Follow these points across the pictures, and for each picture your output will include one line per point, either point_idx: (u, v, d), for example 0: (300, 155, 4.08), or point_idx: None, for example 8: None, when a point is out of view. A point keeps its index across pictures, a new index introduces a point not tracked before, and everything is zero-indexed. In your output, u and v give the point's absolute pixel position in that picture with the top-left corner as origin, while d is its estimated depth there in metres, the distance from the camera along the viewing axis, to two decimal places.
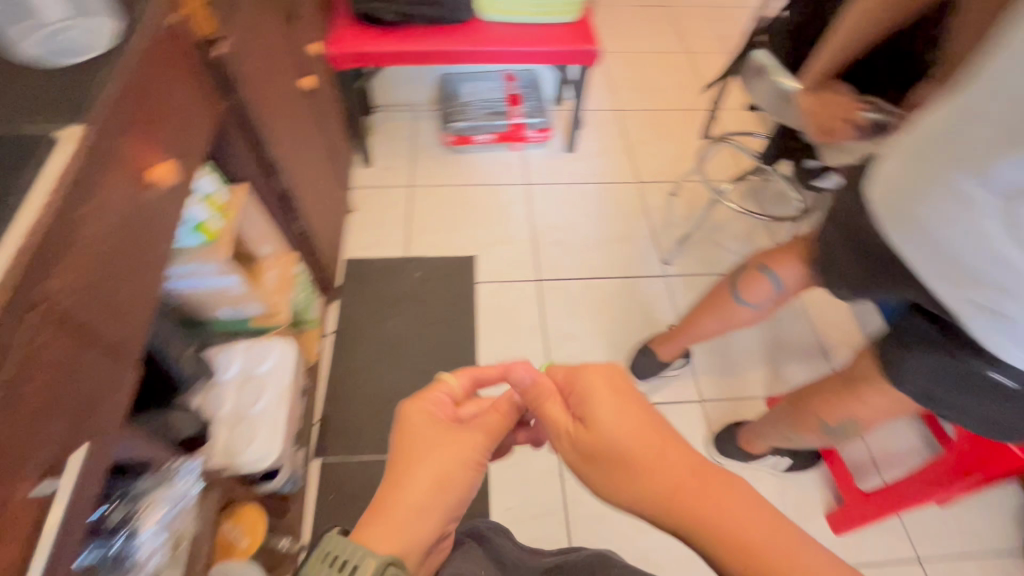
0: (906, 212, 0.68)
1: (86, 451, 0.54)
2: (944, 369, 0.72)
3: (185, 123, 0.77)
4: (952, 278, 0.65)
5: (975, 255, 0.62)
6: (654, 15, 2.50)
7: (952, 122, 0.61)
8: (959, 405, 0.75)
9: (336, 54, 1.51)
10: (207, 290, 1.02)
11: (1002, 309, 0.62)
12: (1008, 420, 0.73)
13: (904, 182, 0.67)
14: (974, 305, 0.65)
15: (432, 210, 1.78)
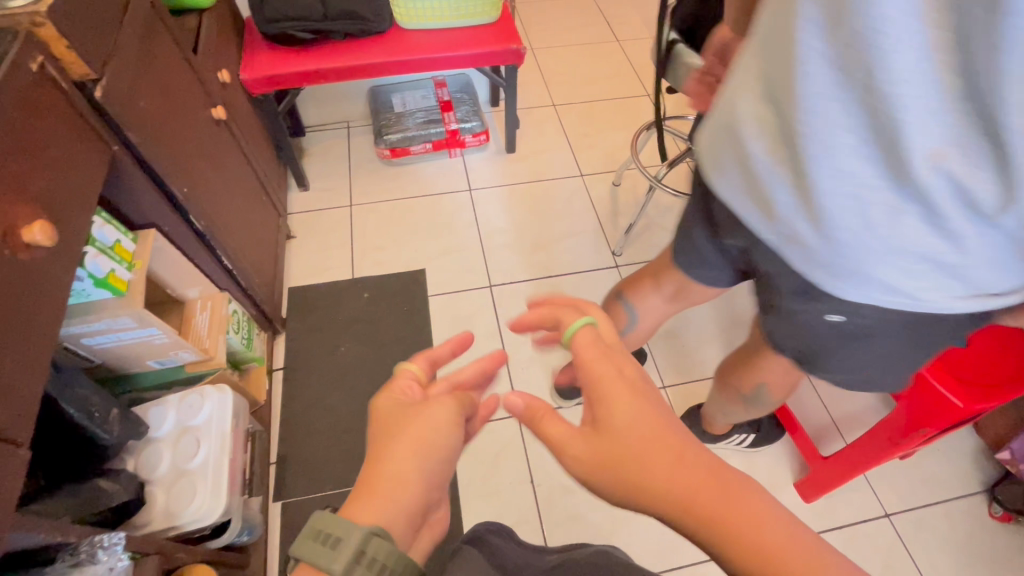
0: (717, 151, 0.67)
1: None
2: (794, 315, 0.72)
3: (66, 174, 0.70)
4: (762, 213, 0.63)
5: (768, 184, 0.60)
6: (582, 6, 2.51)
7: (759, 50, 0.58)
8: (821, 351, 0.74)
9: (251, 78, 1.46)
10: (127, 345, 0.95)
11: (802, 238, 0.60)
12: (872, 359, 0.72)
13: (722, 121, 0.64)
14: (785, 239, 0.62)
15: (376, 227, 1.73)
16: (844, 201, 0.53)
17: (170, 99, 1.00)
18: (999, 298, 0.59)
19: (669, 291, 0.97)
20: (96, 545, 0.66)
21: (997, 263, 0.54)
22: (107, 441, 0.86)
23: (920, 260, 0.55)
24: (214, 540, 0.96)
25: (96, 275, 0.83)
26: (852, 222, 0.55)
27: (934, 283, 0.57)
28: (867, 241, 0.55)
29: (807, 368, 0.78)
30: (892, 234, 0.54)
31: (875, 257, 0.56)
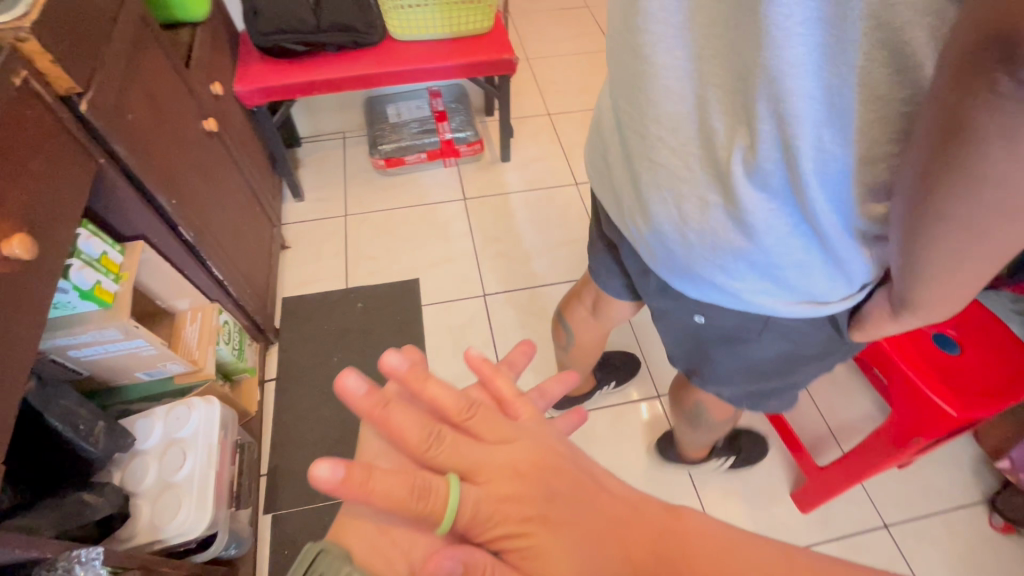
0: (595, 153, 0.74)
1: None
2: (672, 317, 0.76)
3: (50, 189, 0.70)
4: (621, 215, 0.70)
5: (619, 187, 0.67)
6: (576, 17, 2.53)
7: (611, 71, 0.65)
8: (714, 358, 0.76)
9: (244, 91, 1.47)
10: (115, 357, 0.95)
11: (647, 238, 0.66)
12: (765, 364, 0.73)
13: (598, 136, 0.72)
14: (638, 241, 0.68)
15: (370, 237, 1.73)
16: (662, 201, 0.59)
17: (159, 111, 1.01)
18: (832, 306, 0.62)
19: (591, 304, 1.00)
20: (73, 560, 0.65)
21: (809, 263, 0.57)
22: (92, 455, 0.86)
23: (736, 261, 0.59)
24: (200, 554, 0.95)
25: (81, 287, 0.83)
26: (675, 214, 0.59)
27: (763, 285, 0.61)
28: (688, 234, 0.60)
29: (698, 380, 0.81)
30: (705, 226, 0.58)
31: (698, 252, 0.61)
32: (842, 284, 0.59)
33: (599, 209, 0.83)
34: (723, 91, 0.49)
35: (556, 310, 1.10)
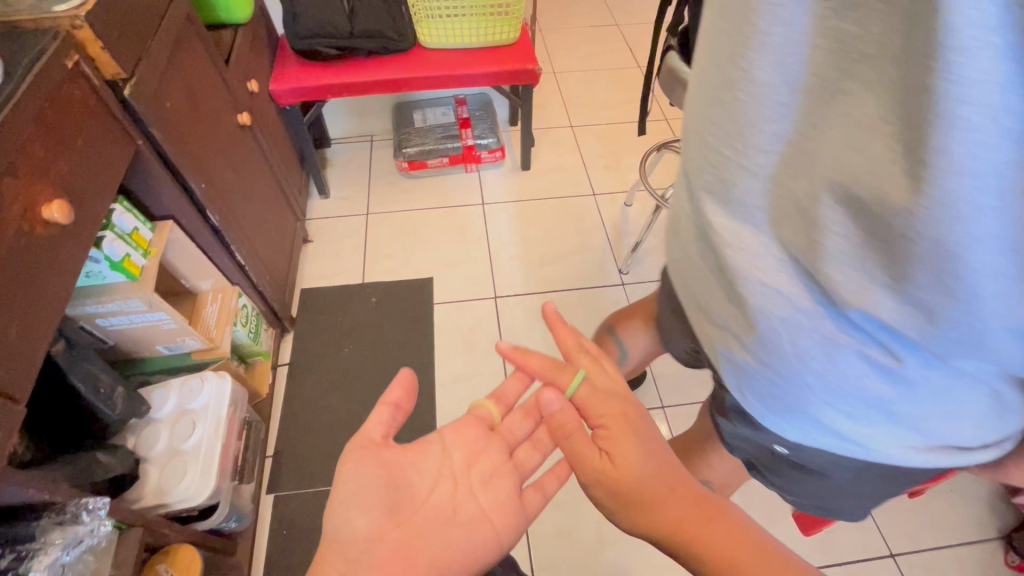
0: (673, 247, 0.67)
1: None
2: (745, 434, 0.68)
3: (89, 163, 0.77)
4: (708, 329, 0.61)
5: (712, 303, 0.59)
6: (605, 35, 2.58)
7: (693, 163, 0.55)
8: (783, 474, 0.69)
9: (278, 90, 1.55)
10: (138, 327, 1.01)
11: (743, 363, 0.58)
12: (853, 489, 0.65)
13: (677, 231, 0.63)
14: (727, 360, 0.60)
15: (389, 236, 1.79)
16: (778, 338, 0.51)
17: (194, 105, 1.07)
18: (971, 451, 0.55)
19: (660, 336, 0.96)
20: (82, 506, 0.68)
21: (943, 411, 0.50)
22: (110, 418, 0.90)
23: (858, 403, 0.52)
24: (200, 522, 0.98)
25: (111, 258, 0.89)
26: (787, 351, 0.52)
27: (880, 429, 0.54)
28: (806, 375, 0.52)
29: (760, 477, 0.74)
30: (830, 371, 0.50)
31: (817, 396, 0.53)
32: (974, 428, 0.52)
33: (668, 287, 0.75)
34: (876, 234, 0.40)
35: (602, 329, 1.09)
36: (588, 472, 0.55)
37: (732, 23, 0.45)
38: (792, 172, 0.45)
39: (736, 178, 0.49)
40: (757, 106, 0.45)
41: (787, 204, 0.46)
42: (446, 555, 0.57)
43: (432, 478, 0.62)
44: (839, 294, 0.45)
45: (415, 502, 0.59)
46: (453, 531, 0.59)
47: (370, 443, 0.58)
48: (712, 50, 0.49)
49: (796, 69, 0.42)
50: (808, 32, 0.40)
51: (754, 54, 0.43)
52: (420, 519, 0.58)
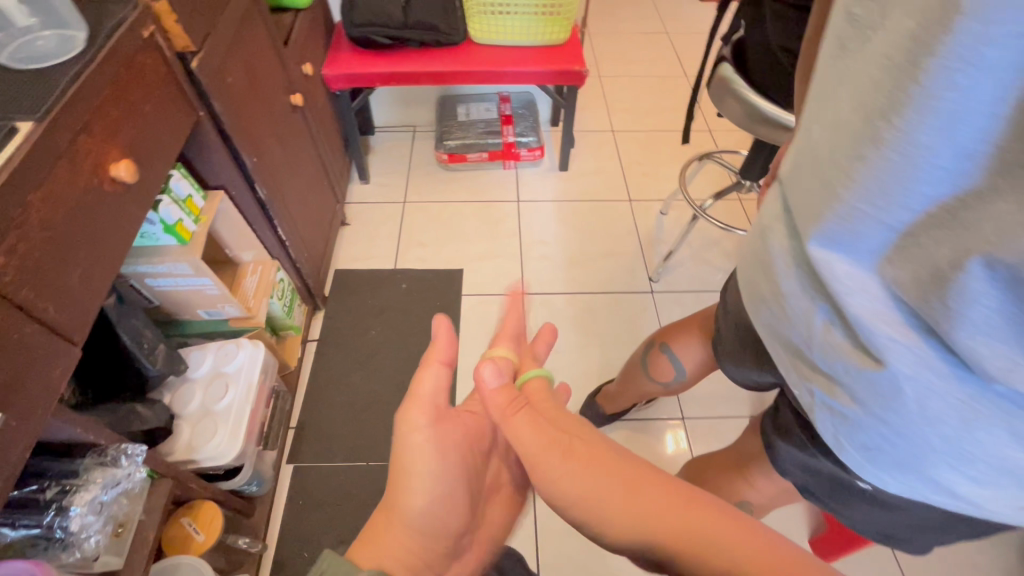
0: (749, 271, 0.61)
1: (33, 431, 0.56)
2: (815, 468, 0.65)
3: (153, 127, 0.80)
4: (802, 368, 0.55)
5: (810, 346, 0.52)
6: (655, 42, 2.57)
7: (805, 198, 0.50)
8: (844, 510, 0.66)
9: (330, 74, 1.59)
10: (182, 290, 1.06)
11: (845, 413, 0.52)
12: (933, 522, 0.62)
13: (760, 257, 0.58)
14: (822, 405, 0.54)
15: (424, 225, 1.82)
16: (903, 399, 0.46)
17: (252, 80, 1.11)
18: None
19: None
20: (121, 451, 0.71)
21: None
22: (150, 373, 0.94)
23: (991, 469, 0.46)
24: (225, 482, 1.03)
25: (166, 221, 0.93)
26: (912, 411, 0.46)
27: (1010, 493, 0.48)
28: (931, 438, 0.46)
29: (814, 500, 0.69)
30: (965, 437, 0.44)
31: (939, 459, 0.47)
32: None
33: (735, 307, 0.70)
34: None
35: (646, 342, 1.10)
36: (539, 451, 0.53)
37: (890, 81, 0.40)
38: (938, 236, 0.39)
39: (863, 227, 0.44)
40: (910, 169, 0.39)
41: (920, 264, 0.41)
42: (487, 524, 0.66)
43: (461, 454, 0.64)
44: (986, 363, 0.39)
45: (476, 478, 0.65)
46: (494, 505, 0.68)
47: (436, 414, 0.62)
48: (860, 94, 0.43)
49: (973, 140, 0.36)
50: (998, 101, 0.35)
51: (914, 118, 0.38)
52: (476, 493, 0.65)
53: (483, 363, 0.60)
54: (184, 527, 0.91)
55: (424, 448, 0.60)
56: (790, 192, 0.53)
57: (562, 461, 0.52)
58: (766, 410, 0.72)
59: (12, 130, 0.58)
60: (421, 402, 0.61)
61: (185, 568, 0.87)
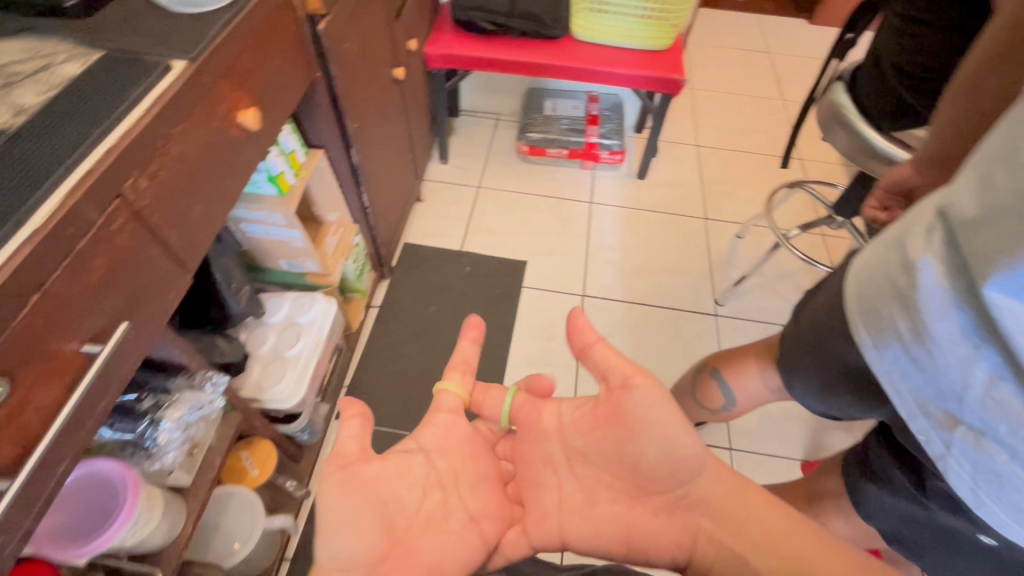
0: (866, 301, 0.55)
1: (139, 345, 0.60)
2: (917, 516, 0.63)
3: (277, 82, 0.84)
4: (940, 418, 0.50)
5: (962, 395, 0.48)
6: (754, 60, 2.48)
7: (978, 235, 0.44)
8: (939, 564, 0.65)
9: (431, 53, 1.63)
10: (271, 239, 1.11)
11: (997, 471, 0.47)
12: None
13: (892, 290, 0.52)
14: (961, 460, 0.50)
15: (495, 213, 1.83)
16: None
17: (364, 46, 1.15)
18: None
19: (775, 386, 0.93)
20: (207, 378, 0.76)
21: None
22: (232, 312, 1.00)
23: None
24: (283, 425, 1.08)
25: (271, 171, 0.98)
26: None
27: None
28: None
29: (904, 551, 0.68)
30: None
31: None
32: None
33: (823, 337, 0.65)
34: None
35: (709, 365, 1.05)
36: (626, 371, 0.61)
37: None
38: None
39: None
40: None
41: None
42: (428, 562, 0.56)
43: (421, 489, 0.60)
44: None
45: (403, 519, 0.57)
46: (443, 540, 0.58)
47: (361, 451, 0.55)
48: None
49: None
50: None
51: None
52: (402, 533, 0.56)
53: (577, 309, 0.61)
54: (240, 460, 0.96)
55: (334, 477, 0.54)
56: (950, 226, 0.47)
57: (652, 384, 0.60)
58: (851, 454, 0.73)
59: (167, 65, 0.62)
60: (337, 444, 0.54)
61: (238, 498, 0.94)
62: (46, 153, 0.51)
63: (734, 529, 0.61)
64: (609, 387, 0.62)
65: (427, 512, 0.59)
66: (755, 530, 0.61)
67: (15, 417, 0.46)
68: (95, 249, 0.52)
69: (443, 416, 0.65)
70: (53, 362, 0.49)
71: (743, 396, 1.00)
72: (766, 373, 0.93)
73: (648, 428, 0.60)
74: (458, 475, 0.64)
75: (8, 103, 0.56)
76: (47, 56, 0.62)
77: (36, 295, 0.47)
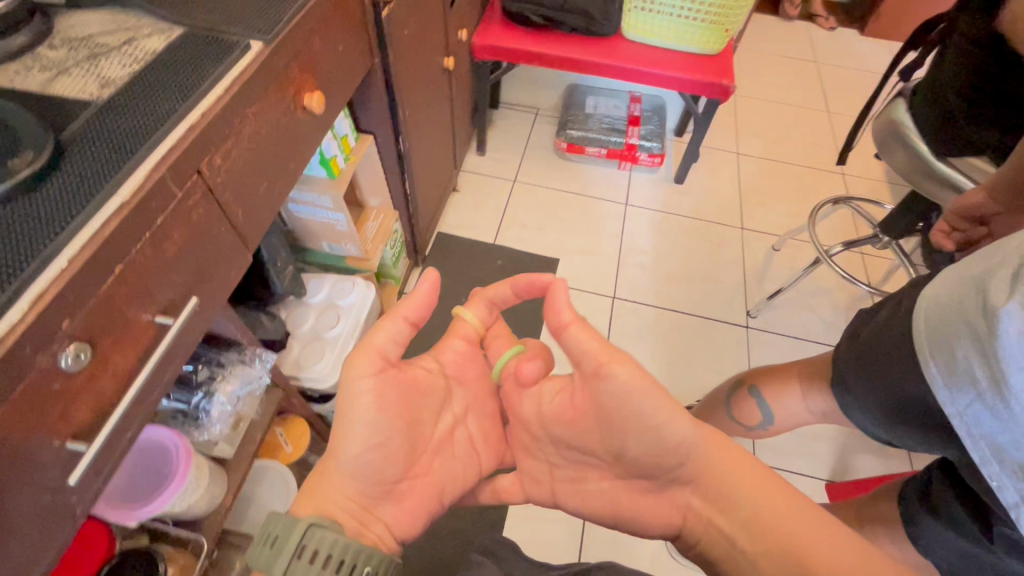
0: (941, 343, 0.59)
1: (205, 322, 0.62)
2: (975, 556, 0.63)
3: (340, 66, 0.85)
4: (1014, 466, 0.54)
5: None
6: (802, 70, 2.43)
7: None
8: None
9: (479, 44, 1.62)
10: (317, 221, 1.13)
11: None
12: None
13: (971, 335, 0.55)
14: None
15: (529, 208, 1.83)
16: None
17: (421, 33, 1.14)
18: None
19: (816, 409, 0.93)
20: (256, 355, 0.77)
21: None
22: (276, 289, 1.01)
23: None
24: (317, 405, 1.10)
25: (325, 154, 0.99)
26: None
27: None
28: None
29: None
30: None
31: None
32: None
33: (883, 370, 0.67)
34: None
35: (746, 382, 1.04)
36: (599, 357, 0.57)
37: None
38: None
39: None
40: None
41: None
42: (437, 484, 0.64)
43: (439, 415, 0.65)
44: None
45: (421, 441, 0.63)
46: (449, 465, 0.66)
47: (386, 363, 0.58)
48: None
49: None
50: None
51: None
52: (422, 453, 0.63)
53: (557, 282, 0.59)
54: (276, 436, 0.98)
55: (365, 397, 0.56)
56: None
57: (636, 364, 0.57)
58: (911, 491, 0.74)
59: (246, 45, 0.63)
60: (370, 350, 0.57)
61: (271, 473, 0.96)
62: (134, 127, 0.52)
63: (727, 510, 0.60)
64: (586, 373, 0.59)
65: (441, 437, 0.65)
66: (748, 509, 0.59)
67: (95, 379, 0.48)
68: (172, 223, 0.53)
69: (459, 342, 0.69)
70: (130, 331, 0.50)
71: (779, 415, 0.99)
72: (809, 394, 0.93)
73: (633, 415, 0.57)
74: (476, 413, 0.70)
75: (96, 76, 0.57)
76: (131, 29, 0.63)
77: (120, 266, 0.48)
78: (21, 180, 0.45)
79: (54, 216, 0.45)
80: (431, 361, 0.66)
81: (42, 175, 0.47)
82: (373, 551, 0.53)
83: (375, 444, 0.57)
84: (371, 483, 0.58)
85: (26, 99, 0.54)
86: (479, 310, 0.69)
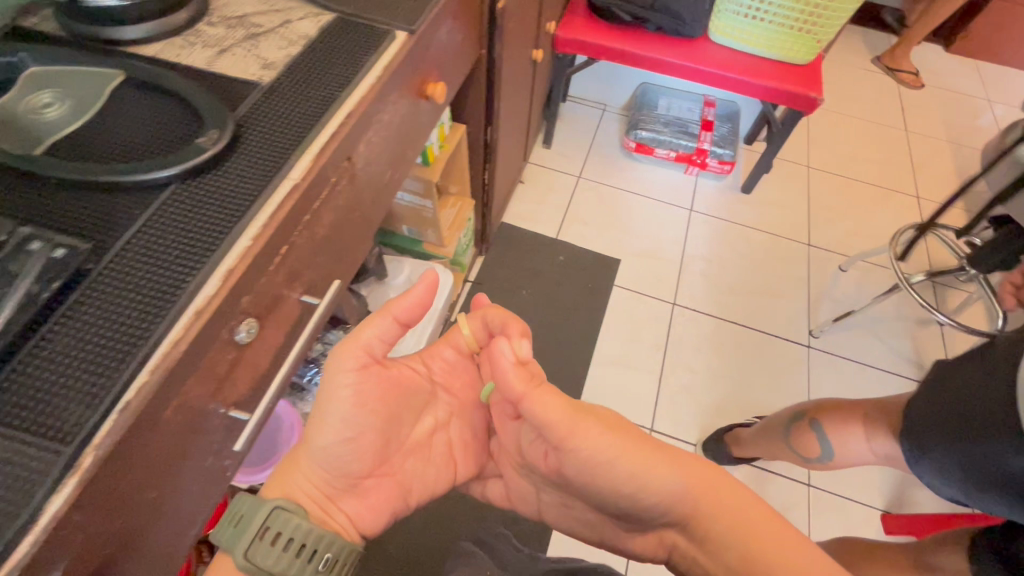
0: None
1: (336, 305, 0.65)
2: None
3: (456, 57, 0.85)
4: None
5: None
6: (884, 85, 2.34)
7: None
8: None
9: (562, 36, 1.61)
10: (404, 206, 1.16)
11: None
12: None
13: None
14: None
15: (592, 205, 1.82)
16: None
17: (522, 25, 1.14)
18: None
19: (880, 453, 0.91)
20: None
21: None
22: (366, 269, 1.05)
23: None
24: None
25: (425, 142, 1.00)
26: None
27: None
28: None
29: None
30: None
31: None
32: None
33: (984, 424, 0.66)
34: None
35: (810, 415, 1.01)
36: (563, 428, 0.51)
37: None
38: None
39: None
40: None
41: None
42: (402, 485, 0.59)
43: (417, 416, 0.60)
44: None
45: (396, 440, 0.57)
46: (421, 467, 0.60)
47: (368, 359, 0.52)
48: None
49: None
50: None
51: None
52: (393, 453, 0.57)
53: (499, 342, 0.52)
54: None
55: (344, 393, 0.50)
56: None
57: (598, 428, 0.52)
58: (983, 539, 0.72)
59: (393, 34, 0.64)
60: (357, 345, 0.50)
61: None
62: (298, 114, 0.54)
63: None
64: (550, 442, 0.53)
65: (418, 439, 0.60)
66: None
67: (251, 355, 0.49)
68: (324, 209, 0.55)
69: (450, 350, 0.64)
70: (283, 310, 0.53)
71: (842, 455, 0.97)
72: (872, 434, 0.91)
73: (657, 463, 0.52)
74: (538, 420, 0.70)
75: (257, 56, 0.59)
76: (285, 11, 0.65)
77: (284, 251, 0.50)
78: (206, 159, 0.47)
79: (234, 197, 0.47)
80: (420, 364, 0.61)
81: (223, 155, 0.49)
82: (335, 538, 0.51)
83: (347, 439, 0.52)
84: (337, 476, 0.53)
85: (196, 75, 0.56)
86: (476, 327, 0.60)
